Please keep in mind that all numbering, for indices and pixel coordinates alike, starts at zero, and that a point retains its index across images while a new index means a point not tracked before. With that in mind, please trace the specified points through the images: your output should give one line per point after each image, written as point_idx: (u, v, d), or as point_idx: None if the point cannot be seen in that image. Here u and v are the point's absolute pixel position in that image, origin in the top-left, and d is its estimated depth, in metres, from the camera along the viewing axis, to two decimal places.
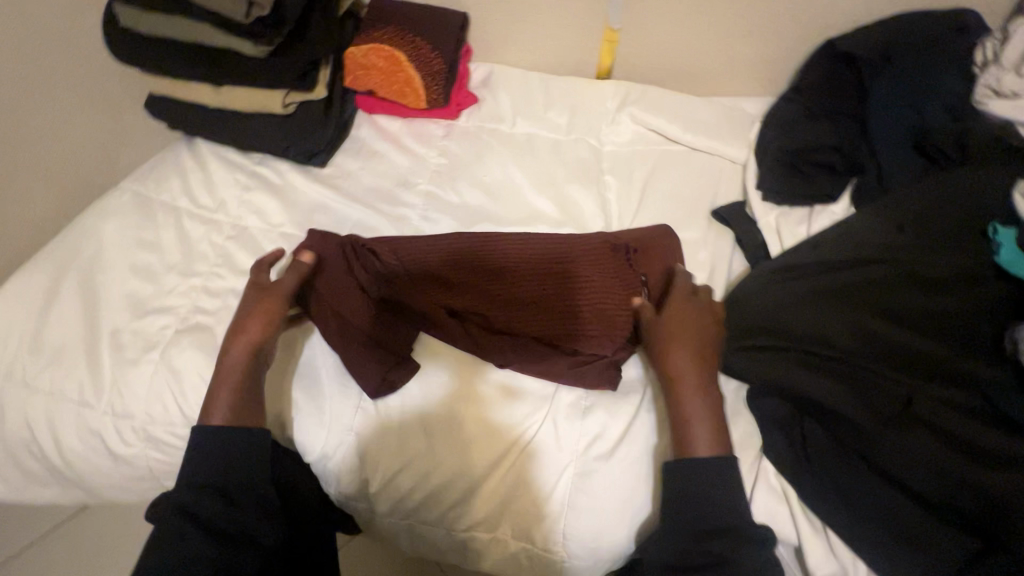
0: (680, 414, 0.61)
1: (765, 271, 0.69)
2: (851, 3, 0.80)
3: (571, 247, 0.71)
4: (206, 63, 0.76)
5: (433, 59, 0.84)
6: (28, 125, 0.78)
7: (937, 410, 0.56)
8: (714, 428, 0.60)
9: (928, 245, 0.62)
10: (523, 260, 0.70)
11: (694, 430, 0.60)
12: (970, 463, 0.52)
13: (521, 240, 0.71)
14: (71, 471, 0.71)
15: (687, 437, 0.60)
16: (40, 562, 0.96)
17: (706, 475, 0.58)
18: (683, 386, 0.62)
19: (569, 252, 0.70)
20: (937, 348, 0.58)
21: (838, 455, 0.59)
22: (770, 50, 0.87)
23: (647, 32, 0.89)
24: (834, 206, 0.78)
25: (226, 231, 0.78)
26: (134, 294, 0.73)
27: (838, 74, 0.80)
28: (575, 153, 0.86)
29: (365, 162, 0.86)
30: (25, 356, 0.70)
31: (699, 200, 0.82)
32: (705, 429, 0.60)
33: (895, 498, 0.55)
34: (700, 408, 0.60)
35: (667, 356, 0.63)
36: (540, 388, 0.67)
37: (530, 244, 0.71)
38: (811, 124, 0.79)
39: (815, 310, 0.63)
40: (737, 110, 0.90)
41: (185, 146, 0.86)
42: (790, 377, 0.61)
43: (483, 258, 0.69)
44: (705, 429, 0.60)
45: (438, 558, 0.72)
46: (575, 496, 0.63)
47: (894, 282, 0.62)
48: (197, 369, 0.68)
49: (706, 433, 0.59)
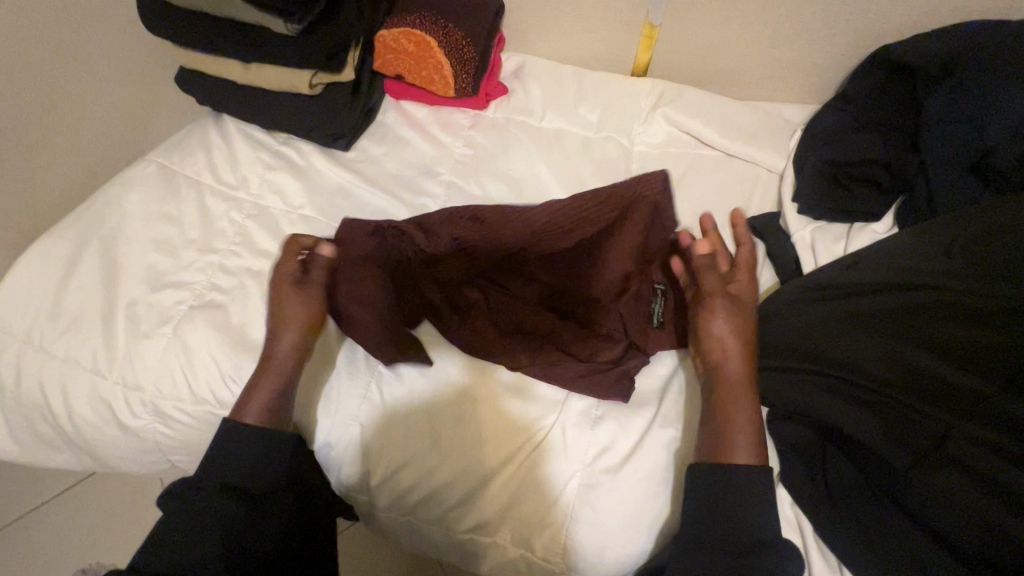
0: (727, 423, 0.57)
1: (798, 286, 0.65)
2: (912, 8, 0.74)
3: (591, 250, 0.69)
4: (234, 39, 0.75)
5: (465, 47, 0.82)
6: (60, 92, 0.79)
7: (972, 452, 0.53)
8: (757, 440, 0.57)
9: (979, 272, 0.57)
10: (543, 261, 0.69)
11: (738, 441, 0.56)
12: (1003, 511, 0.50)
13: (540, 240, 0.70)
14: (81, 438, 0.72)
15: (728, 446, 0.56)
16: (52, 523, 0.98)
17: (736, 483, 0.54)
18: (730, 394, 0.58)
19: (588, 256, 0.69)
20: (978, 385, 0.54)
21: (865, 493, 0.57)
22: (818, 54, 0.83)
23: (688, 29, 0.85)
24: (876, 224, 0.74)
25: (247, 209, 0.78)
26: (152, 267, 0.74)
27: (890, 85, 0.76)
28: (605, 152, 0.83)
29: (389, 148, 0.85)
30: (44, 321, 0.71)
31: (730, 209, 0.79)
32: (749, 438, 0.57)
33: (918, 539, 0.53)
34: (747, 421, 0.57)
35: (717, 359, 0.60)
36: (552, 393, 0.65)
37: (543, 241, 0.70)
38: (856, 136, 0.75)
39: (848, 335, 0.59)
40: (778, 117, 0.86)
41: (212, 121, 0.86)
42: (814, 404, 0.59)
43: (500, 256, 0.70)
44: (749, 439, 0.57)
45: (431, 554, 0.71)
46: (580, 508, 0.61)
47: (937, 309, 0.57)
48: (210, 347, 0.68)
49: (746, 441, 0.56)
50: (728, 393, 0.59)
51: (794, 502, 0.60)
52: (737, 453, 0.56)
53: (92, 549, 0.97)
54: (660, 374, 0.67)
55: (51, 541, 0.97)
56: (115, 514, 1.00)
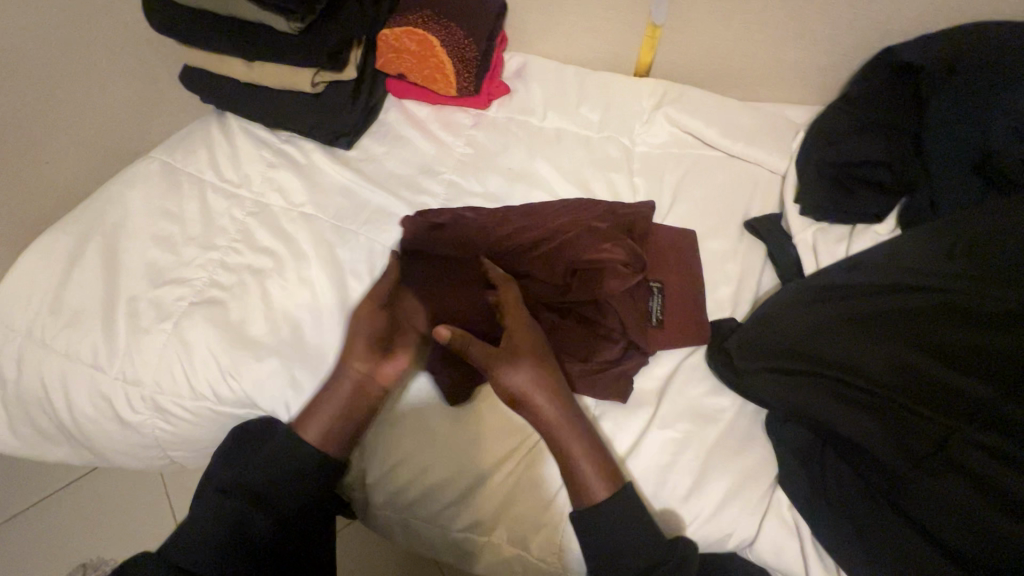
0: (567, 453, 0.59)
1: (798, 289, 0.66)
2: (917, 9, 0.74)
3: (589, 249, 0.68)
4: (238, 37, 0.75)
5: (466, 46, 0.82)
6: (63, 89, 0.79)
7: (974, 457, 0.52)
8: (603, 469, 0.58)
9: (983, 275, 0.56)
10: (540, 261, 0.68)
11: (583, 471, 0.58)
12: (1004, 517, 0.49)
13: (536, 239, 0.70)
14: (81, 432, 0.72)
15: (577, 476, 0.58)
16: (51, 519, 0.99)
17: None
18: (548, 424, 0.59)
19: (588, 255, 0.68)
20: (978, 389, 0.53)
21: (863, 497, 0.56)
22: (822, 55, 0.82)
23: (691, 29, 0.84)
24: (879, 226, 0.74)
25: (248, 207, 0.78)
26: (153, 263, 0.74)
27: (893, 85, 0.75)
28: (606, 152, 0.83)
29: (390, 147, 0.85)
30: (45, 316, 0.71)
31: (731, 210, 0.79)
32: (590, 468, 0.58)
33: (918, 544, 0.52)
34: (580, 450, 0.59)
35: (503, 392, 0.60)
36: None
37: (540, 239, 0.70)
38: (859, 137, 0.74)
39: (847, 338, 0.59)
40: (781, 118, 0.86)
41: (215, 119, 0.86)
42: (814, 407, 0.58)
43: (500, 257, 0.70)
44: (591, 471, 0.58)
45: (426, 554, 0.70)
46: (575, 506, 0.61)
47: (939, 313, 0.56)
48: (209, 343, 0.68)
49: (590, 469, 0.58)
50: (540, 418, 0.60)
51: (792, 505, 0.61)
52: (591, 485, 0.58)
53: (91, 545, 0.97)
54: (657, 375, 0.68)
55: (50, 537, 0.97)
56: (114, 511, 1.00)
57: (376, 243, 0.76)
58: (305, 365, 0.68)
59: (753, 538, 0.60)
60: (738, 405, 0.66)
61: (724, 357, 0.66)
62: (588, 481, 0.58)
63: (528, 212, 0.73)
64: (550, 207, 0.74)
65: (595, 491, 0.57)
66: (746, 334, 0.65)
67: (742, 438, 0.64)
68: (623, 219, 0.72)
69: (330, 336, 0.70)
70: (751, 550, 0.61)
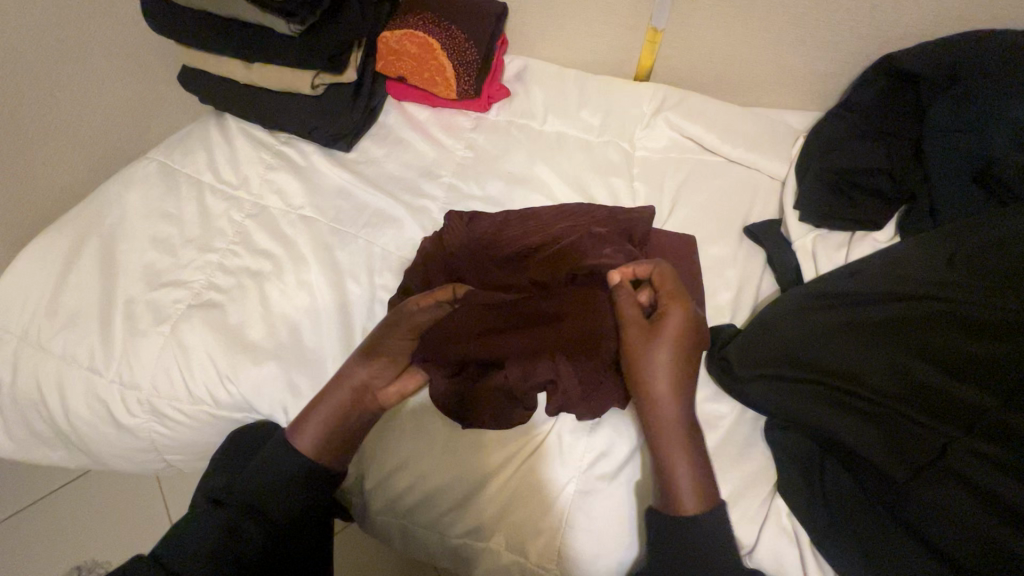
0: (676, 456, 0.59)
1: (799, 295, 0.65)
2: (918, 16, 0.74)
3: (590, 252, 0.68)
4: (237, 39, 0.74)
5: (467, 49, 0.82)
6: (59, 88, 0.78)
7: (972, 464, 0.52)
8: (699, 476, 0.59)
9: (983, 283, 0.56)
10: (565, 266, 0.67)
11: (681, 484, 0.58)
12: (1000, 524, 0.49)
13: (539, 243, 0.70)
14: (76, 435, 0.72)
15: (672, 488, 0.58)
16: (44, 521, 0.98)
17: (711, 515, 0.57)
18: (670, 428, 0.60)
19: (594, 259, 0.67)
20: (980, 397, 0.53)
21: (862, 503, 0.57)
22: (822, 62, 0.82)
23: (692, 34, 0.84)
24: (878, 233, 0.74)
25: (246, 209, 0.78)
26: (151, 264, 0.73)
27: (895, 94, 0.76)
28: (606, 156, 0.83)
29: (390, 149, 0.84)
30: (41, 318, 0.71)
31: (732, 216, 0.79)
32: (690, 480, 0.58)
33: (915, 549, 0.53)
34: (685, 457, 0.59)
35: (645, 379, 0.61)
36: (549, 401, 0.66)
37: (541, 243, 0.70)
38: (858, 145, 0.75)
39: (849, 345, 0.59)
40: (781, 123, 0.86)
41: (214, 120, 0.86)
42: (816, 414, 0.59)
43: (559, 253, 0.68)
44: (689, 486, 0.58)
45: (425, 559, 0.70)
46: (575, 512, 0.61)
47: (938, 320, 0.56)
48: (206, 346, 0.68)
49: (690, 482, 0.58)
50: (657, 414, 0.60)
51: (789, 512, 0.61)
52: (686, 500, 0.58)
53: (85, 547, 0.97)
54: None
55: (44, 539, 0.97)
56: (108, 514, 1.00)
57: (376, 247, 0.75)
58: (302, 368, 0.68)
59: (752, 546, 0.60)
60: (736, 411, 0.66)
61: (724, 362, 0.66)
62: (684, 496, 0.58)
63: (536, 222, 0.72)
64: (559, 214, 0.73)
65: (686, 503, 0.57)
66: (746, 339, 0.65)
67: (741, 445, 0.64)
68: (623, 229, 0.71)
69: (328, 340, 0.70)
70: (751, 559, 0.61)
